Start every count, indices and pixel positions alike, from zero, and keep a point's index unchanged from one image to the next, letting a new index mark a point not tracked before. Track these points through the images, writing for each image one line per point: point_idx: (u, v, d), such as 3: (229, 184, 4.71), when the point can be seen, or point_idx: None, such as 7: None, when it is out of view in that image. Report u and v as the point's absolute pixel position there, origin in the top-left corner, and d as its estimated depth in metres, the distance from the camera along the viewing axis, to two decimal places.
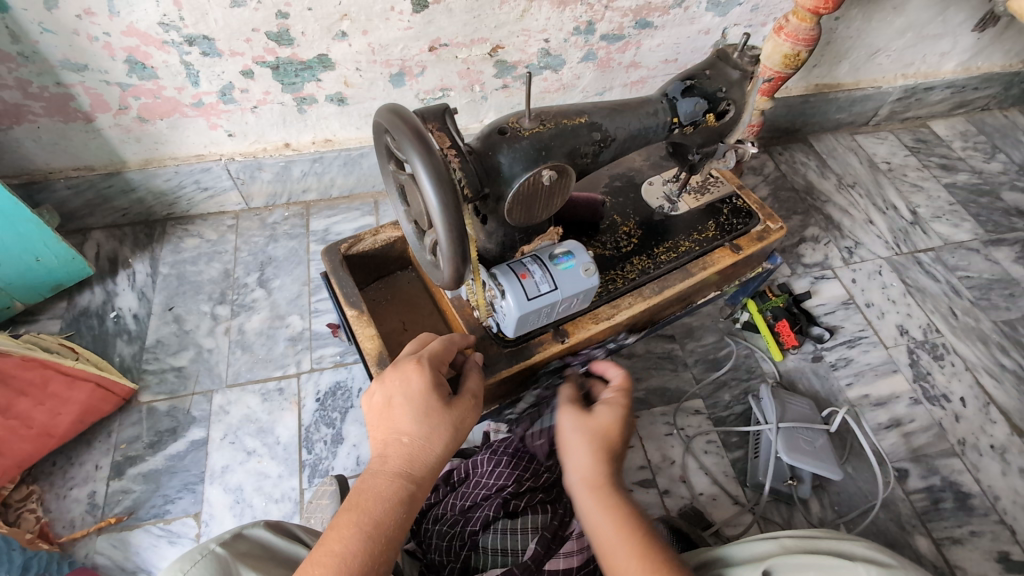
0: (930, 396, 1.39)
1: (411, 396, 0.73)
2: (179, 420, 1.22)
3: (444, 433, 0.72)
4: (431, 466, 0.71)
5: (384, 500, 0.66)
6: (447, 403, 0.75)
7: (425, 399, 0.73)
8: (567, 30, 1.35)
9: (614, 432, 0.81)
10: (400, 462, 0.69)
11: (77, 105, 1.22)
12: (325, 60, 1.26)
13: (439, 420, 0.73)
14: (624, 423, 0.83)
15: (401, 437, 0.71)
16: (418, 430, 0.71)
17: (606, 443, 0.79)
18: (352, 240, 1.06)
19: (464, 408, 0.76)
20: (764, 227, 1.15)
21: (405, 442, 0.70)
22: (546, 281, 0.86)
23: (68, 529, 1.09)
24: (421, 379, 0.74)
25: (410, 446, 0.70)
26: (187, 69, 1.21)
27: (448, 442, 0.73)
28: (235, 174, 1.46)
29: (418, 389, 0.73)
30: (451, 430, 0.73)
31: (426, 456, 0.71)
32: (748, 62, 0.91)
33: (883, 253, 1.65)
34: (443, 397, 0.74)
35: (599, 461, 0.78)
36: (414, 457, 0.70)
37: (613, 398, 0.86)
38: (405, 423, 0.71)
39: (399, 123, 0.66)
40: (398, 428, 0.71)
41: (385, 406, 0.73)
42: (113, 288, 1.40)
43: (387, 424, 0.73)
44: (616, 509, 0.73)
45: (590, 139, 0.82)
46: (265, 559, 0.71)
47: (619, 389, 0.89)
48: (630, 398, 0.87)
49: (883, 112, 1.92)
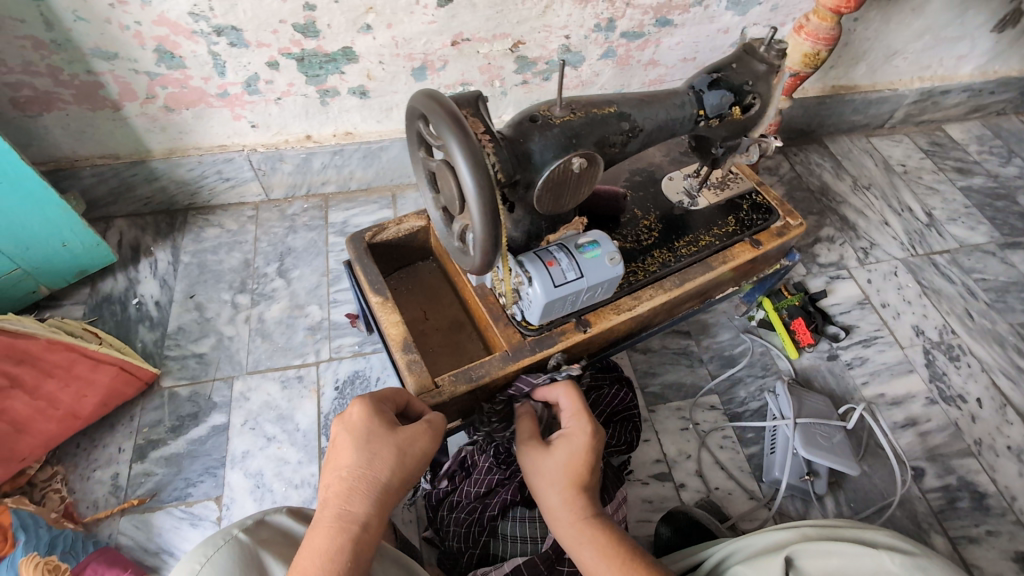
0: (946, 396, 1.39)
1: (351, 428, 0.69)
2: (201, 406, 1.24)
3: (382, 461, 0.67)
4: (371, 499, 0.65)
5: (321, 551, 0.61)
6: (391, 430, 0.69)
7: (366, 427, 0.69)
8: (587, 27, 1.36)
9: (579, 465, 0.79)
10: (335, 502, 0.64)
11: (106, 93, 1.24)
12: (350, 53, 1.28)
13: (377, 447, 0.67)
14: (588, 451, 0.80)
15: (342, 471, 0.66)
16: (358, 459, 0.66)
17: (572, 478, 0.79)
18: (376, 229, 1.08)
19: (413, 433, 0.70)
20: (784, 223, 1.16)
21: (346, 475, 0.65)
22: (573, 269, 0.87)
23: (92, 509, 1.10)
24: (360, 409, 0.70)
25: (350, 479, 0.65)
26: (214, 59, 1.22)
27: (394, 469, 0.67)
28: (257, 166, 1.48)
29: (357, 423, 0.69)
30: (397, 455, 0.68)
31: (370, 492, 0.65)
32: (775, 56, 0.92)
33: (899, 255, 1.65)
34: (387, 423, 0.70)
35: (571, 493, 0.78)
36: (354, 490, 0.65)
37: (571, 423, 0.84)
38: (345, 456, 0.66)
39: (436, 108, 0.67)
40: (338, 464, 0.67)
41: (330, 447, 0.69)
42: (136, 276, 1.42)
43: (329, 465, 0.68)
44: (594, 538, 0.75)
45: (619, 129, 0.83)
46: (286, 545, 0.75)
47: (573, 415, 0.85)
48: (590, 421, 0.83)
49: (899, 114, 1.92)
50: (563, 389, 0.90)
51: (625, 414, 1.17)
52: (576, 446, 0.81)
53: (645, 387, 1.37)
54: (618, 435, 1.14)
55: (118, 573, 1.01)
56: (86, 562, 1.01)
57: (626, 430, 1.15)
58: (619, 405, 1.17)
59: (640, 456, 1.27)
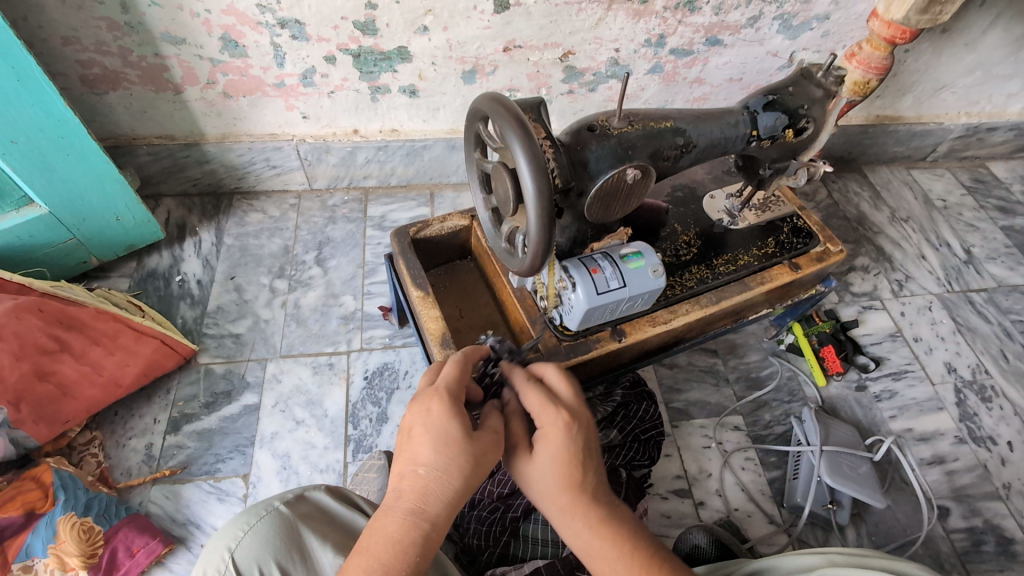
0: (976, 437, 1.36)
1: (431, 425, 0.66)
2: (234, 384, 1.27)
3: (462, 469, 0.64)
4: (448, 501, 0.64)
5: (394, 542, 0.61)
6: (469, 435, 0.66)
7: (447, 427, 0.65)
8: (638, 41, 1.37)
9: (566, 467, 0.68)
10: (413, 496, 0.63)
11: (170, 76, 1.28)
12: (404, 53, 1.32)
13: (458, 451, 0.65)
14: (568, 448, 0.69)
15: (417, 469, 0.64)
16: (435, 461, 0.64)
17: (563, 485, 0.68)
18: (421, 225, 1.10)
19: (488, 442, 0.68)
20: (824, 249, 1.15)
21: (422, 474, 0.64)
22: (616, 278, 0.88)
23: (125, 476, 1.14)
24: (442, 406, 0.67)
25: (426, 478, 0.63)
26: (275, 50, 1.26)
27: (469, 477, 0.65)
28: (304, 156, 1.52)
29: (443, 422, 0.66)
30: (474, 465, 0.65)
31: (444, 495, 0.64)
32: (833, 82, 0.93)
33: (935, 290, 1.63)
34: (467, 426, 0.66)
35: (572, 498, 0.68)
36: (428, 491, 0.63)
37: (543, 420, 0.71)
38: (423, 453, 0.64)
39: (501, 110, 0.69)
40: (415, 458, 0.65)
41: (405, 435, 0.67)
42: (180, 254, 1.46)
43: (403, 454, 0.66)
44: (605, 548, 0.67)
45: (674, 144, 0.84)
46: (323, 522, 0.77)
47: (542, 408, 0.72)
48: (561, 413, 0.71)
49: (942, 148, 1.90)
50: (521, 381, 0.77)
51: (652, 431, 1.16)
52: (555, 449, 0.69)
53: (669, 402, 1.37)
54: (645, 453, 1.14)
55: (147, 540, 1.04)
56: (117, 528, 1.04)
57: (651, 445, 1.15)
58: (648, 422, 1.16)
59: (661, 471, 1.27)
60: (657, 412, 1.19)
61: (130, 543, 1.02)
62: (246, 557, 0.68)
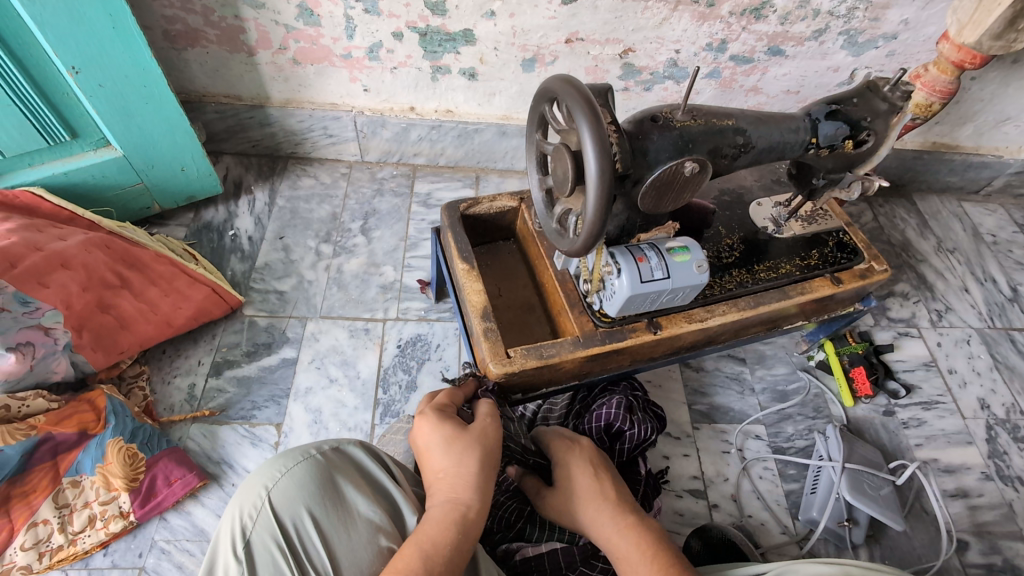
0: (1004, 475, 1.34)
1: (431, 441, 0.80)
2: (275, 337, 1.32)
3: (473, 455, 0.78)
4: (471, 485, 0.75)
5: (434, 524, 0.71)
6: (463, 430, 0.81)
7: (441, 434, 0.79)
8: (699, 45, 1.38)
9: (584, 479, 0.87)
10: (444, 492, 0.75)
11: (246, 38, 1.34)
12: (469, 35, 1.35)
13: (463, 446, 0.78)
14: (582, 469, 0.89)
15: (438, 474, 0.77)
16: (446, 461, 0.77)
17: (587, 494, 0.85)
18: (471, 202, 1.13)
19: (480, 429, 0.81)
20: (868, 266, 1.15)
21: (441, 476, 0.77)
22: (660, 269, 0.91)
23: (168, 411, 1.20)
24: (429, 425, 0.81)
25: (447, 477, 0.76)
26: (347, 22, 1.31)
27: (481, 461, 0.78)
28: (360, 128, 1.57)
29: (434, 430, 0.80)
30: (480, 451, 0.79)
31: (462, 479, 0.76)
32: (899, 97, 0.92)
33: (975, 324, 1.60)
34: (458, 427, 0.81)
35: (596, 504, 0.83)
36: (454, 485, 0.75)
37: (562, 455, 0.92)
38: (436, 460, 0.78)
39: (573, 92, 0.72)
40: (433, 466, 0.78)
41: (423, 453, 0.81)
42: (235, 210, 1.53)
43: (427, 471, 0.79)
44: (626, 534, 0.79)
45: (733, 142, 0.86)
46: (356, 475, 0.80)
47: (564, 441, 0.94)
48: (579, 438, 0.95)
49: (998, 182, 1.85)
50: (551, 429, 0.99)
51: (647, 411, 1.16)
52: (575, 470, 0.89)
53: (693, 404, 1.38)
54: (636, 426, 1.10)
55: (184, 473, 1.10)
56: (159, 457, 1.10)
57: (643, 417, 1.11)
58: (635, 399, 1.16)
59: (678, 469, 1.28)
60: (643, 391, 1.20)
61: (169, 474, 1.09)
62: (280, 500, 0.72)
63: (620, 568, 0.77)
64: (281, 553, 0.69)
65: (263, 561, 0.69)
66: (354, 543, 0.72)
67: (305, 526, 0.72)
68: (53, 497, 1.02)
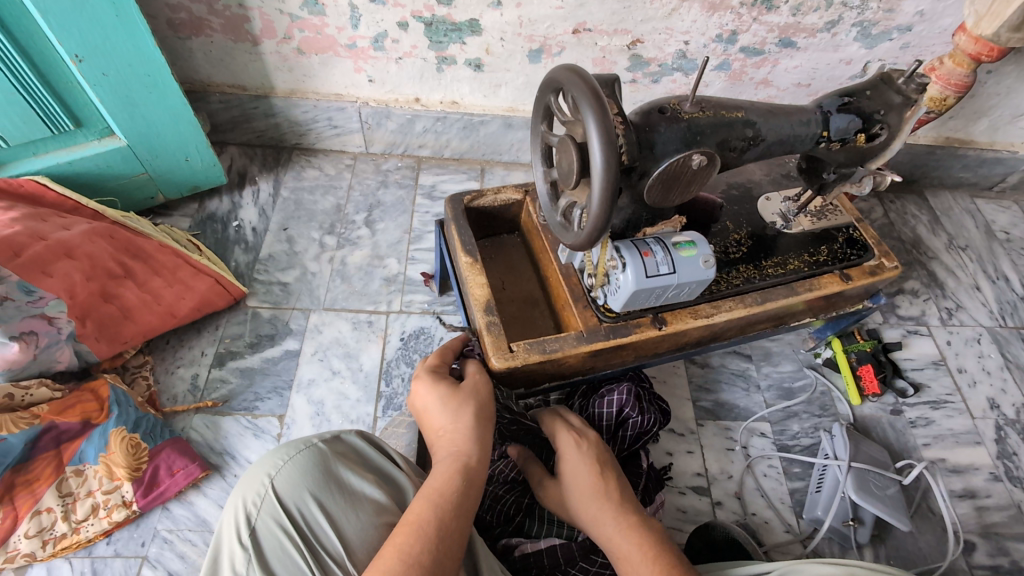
0: (1013, 476, 1.32)
1: (428, 402, 0.82)
2: (278, 329, 1.32)
3: (469, 410, 0.79)
4: (471, 438, 0.77)
5: (441, 479, 0.72)
6: (456, 387, 0.82)
7: (436, 394, 0.81)
8: (709, 36, 1.36)
9: (586, 475, 0.86)
10: (447, 448, 0.76)
11: (250, 27, 1.33)
12: (475, 25, 1.33)
13: (459, 402, 0.80)
14: (584, 462, 0.87)
15: (439, 431, 0.79)
16: (445, 419, 0.79)
17: (590, 487, 0.84)
18: (475, 194, 1.12)
19: (473, 386, 0.83)
20: (878, 263, 1.13)
21: (443, 433, 0.78)
22: (666, 263, 0.89)
23: (171, 402, 1.20)
24: (423, 387, 0.83)
25: (448, 433, 0.78)
26: (352, 11, 1.29)
27: (477, 416, 0.79)
28: (365, 119, 1.56)
29: (429, 391, 0.82)
30: (476, 408, 0.80)
31: (462, 433, 0.77)
32: (914, 89, 0.90)
33: (986, 322, 1.57)
34: (450, 385, 0.82)
35: (598, 501, 0.83)
36: (455, 439, 0.77)
37: (564, 444, 0.90)
38: (436, 420, 0.80)
39: (579, 82, 0.70)
40: (434, 426, 0.80)
41: (422, 415, 0.83)
42: (239, 200, 1.52)
43: (430, 432, 0.81)
44: (628, 533, 0.78)
45: (742, 135, 0.85)
46: (359, 464, 0.80)
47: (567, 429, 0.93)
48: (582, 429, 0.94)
49: (1012, 179, 1.82)
50: (548, 415, 0.98)
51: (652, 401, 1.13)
52: (577, 462, 0.87)
53: (697, 400, 1.37)
54: (641, 416, 1.08)
55: (187, 463, 1.10)
56: (161, 447, 1.10)
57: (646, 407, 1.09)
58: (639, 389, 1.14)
59: (682, 466, 1.28)
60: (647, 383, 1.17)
61: (171, 464, 1.09)
62: (284, 486, 0.72)
63: (620, 565, 0.77)
64: (289, 537, 0.68)
65: (272, 547, 0.68)
66: (360, 526, 0.72)
67: (310, 511, 0.71)
68: (57, 485, 1.02)
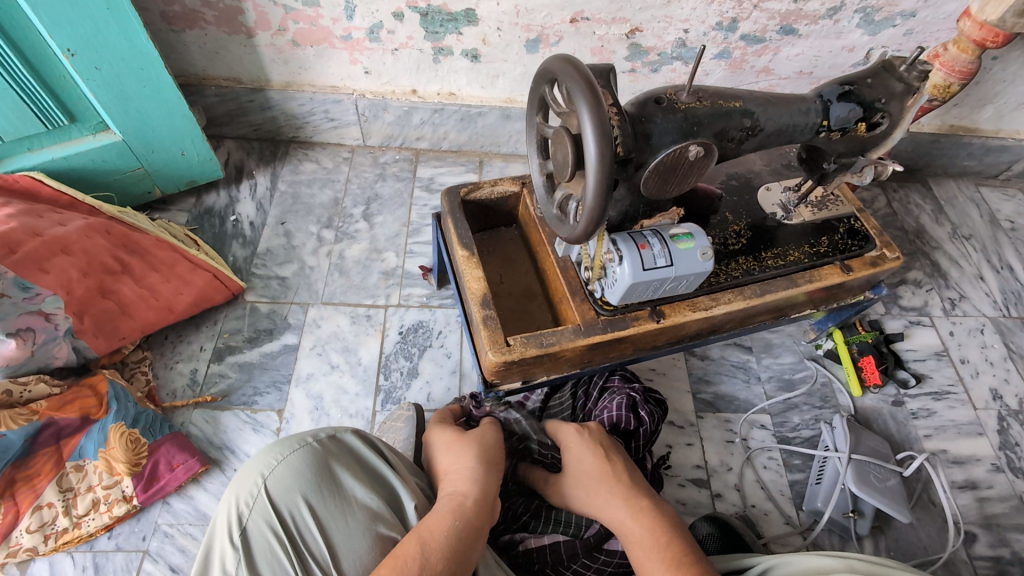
0: (1015, 467, 1.32)
1: (438, 450, 0.89)
2: (276, 323, 1.32)
3: (469, 452, 0.85)
4: (470, 477, 0.80)
5: (439, 511, 0.74)
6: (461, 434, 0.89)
7: (444, 442, 0.89)
8: (709, 24, 1.34)
9: (592, 468, 0.86)
10: (449, 486, 0.80)
11: (244, 19, 1.31)
12: (471, 15, 1.31)
13: (461, 446, 0.86)
14: (589, 454, 0.88)
15: (445, 473, 0.84)
16: (449, 462, 0.85)
17: (597, 477, 0.85)
18: (471, 186, 1.11)
19: (477, 432, 0.90)
20: (880, 254, 1.11)
21: (448, 473, 0.83)
22: (663, 256, 0.89)
23: (170, 397, 1.21)
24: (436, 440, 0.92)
25: (451, 473, 0.82)
26: (346, 2, 1.28)
27: (478, 456, 0.84)
28: (362, 111, 1.55)
29: (439, 441, 0.90)
30: (477, 448, 0.85)
31: (463, 472, 0.81)
32: (916, 77, 0.89)
33: (990, 313, 1.56)
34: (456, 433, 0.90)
35: (607, 489, 0.83)
36: (457, 479, 0.81)
37: (569, 436, 0.91)
38: (442, 464, 0.86)
39: (572, 73, 0.69)
40: (442, 469, 0.86)
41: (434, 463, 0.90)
42: (236, 194, 1.52)
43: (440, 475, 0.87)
44: (638, 522, 0.79)
45: (740, 125, 0.83)
46: (354, 465, 0.80)
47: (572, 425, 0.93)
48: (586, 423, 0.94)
49: (1018, 167, 1.80)
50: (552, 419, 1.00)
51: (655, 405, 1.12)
52: (582, 456, 0.88)
53: (697, 392, 1.36)
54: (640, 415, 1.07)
55: (186, 458, 1.10)
56: (161, 442, 1.10)
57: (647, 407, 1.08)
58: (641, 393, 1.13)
59: (681, 458, 1.27)
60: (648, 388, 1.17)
61: (171, 459, 1.09)
62: (277, 487, 0.72)
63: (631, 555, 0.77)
64: (278, 540, 0.69)
65: (261, 547, 0.69)
66: (349, 533, 0.72)
67: (301, 514, 0.71)
68: (57, 481, 1.03)
